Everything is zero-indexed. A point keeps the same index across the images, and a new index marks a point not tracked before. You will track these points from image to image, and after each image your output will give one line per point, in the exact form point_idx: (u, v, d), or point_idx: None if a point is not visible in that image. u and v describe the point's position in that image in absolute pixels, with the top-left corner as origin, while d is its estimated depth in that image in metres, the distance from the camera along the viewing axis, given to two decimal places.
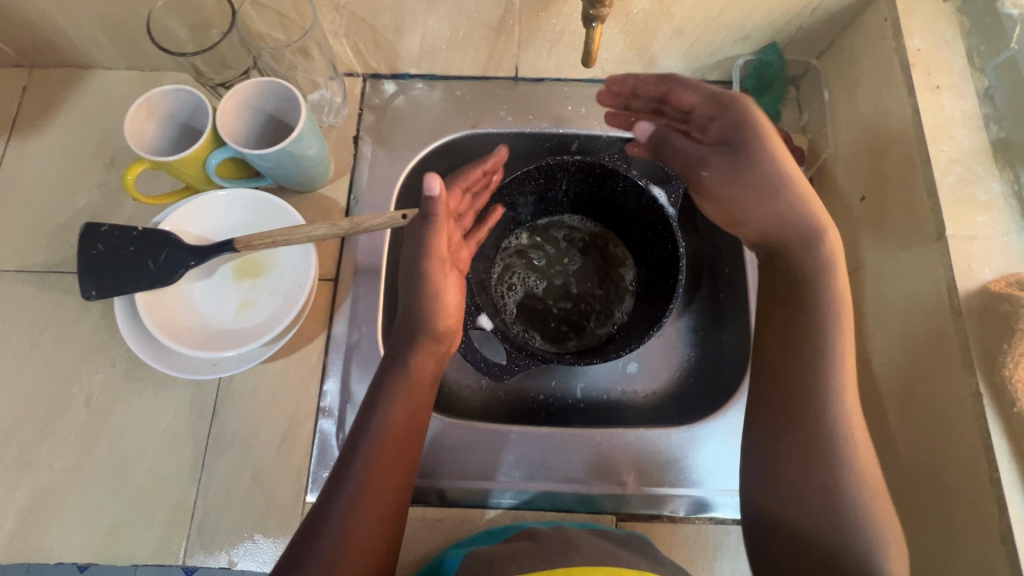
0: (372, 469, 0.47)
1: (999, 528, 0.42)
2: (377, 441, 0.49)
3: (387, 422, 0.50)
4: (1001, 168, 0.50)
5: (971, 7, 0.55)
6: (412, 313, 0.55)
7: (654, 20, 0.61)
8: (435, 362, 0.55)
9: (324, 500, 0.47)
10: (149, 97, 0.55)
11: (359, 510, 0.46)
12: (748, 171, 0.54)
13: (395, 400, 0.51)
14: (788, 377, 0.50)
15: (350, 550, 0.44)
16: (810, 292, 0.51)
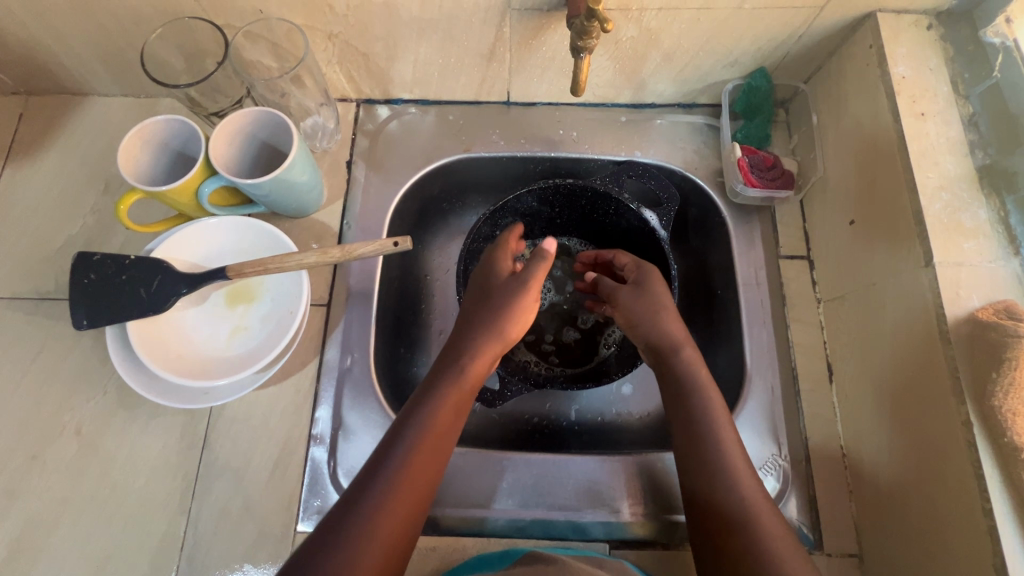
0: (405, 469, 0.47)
1: (992, 559, 0.41)
2: (418, 435, 0.49)
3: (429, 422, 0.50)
4: (987, 195, 0.50)
5: (954, 34, 0.56)
6: (486, 314, 0.58)
7: (643, 47, 0.62)
8: (486, 362, 0.56)
9: (354, 489, 0.46)
10: (142, 126, 0.55)
11: (388, 504, 0.46)
12: (649, 299, 0.59)
13: (444, 399, 0.52)
14: (694, 420, 0.53)
15: (367, 548, 0.43)
16: (687, 375, 0.56)
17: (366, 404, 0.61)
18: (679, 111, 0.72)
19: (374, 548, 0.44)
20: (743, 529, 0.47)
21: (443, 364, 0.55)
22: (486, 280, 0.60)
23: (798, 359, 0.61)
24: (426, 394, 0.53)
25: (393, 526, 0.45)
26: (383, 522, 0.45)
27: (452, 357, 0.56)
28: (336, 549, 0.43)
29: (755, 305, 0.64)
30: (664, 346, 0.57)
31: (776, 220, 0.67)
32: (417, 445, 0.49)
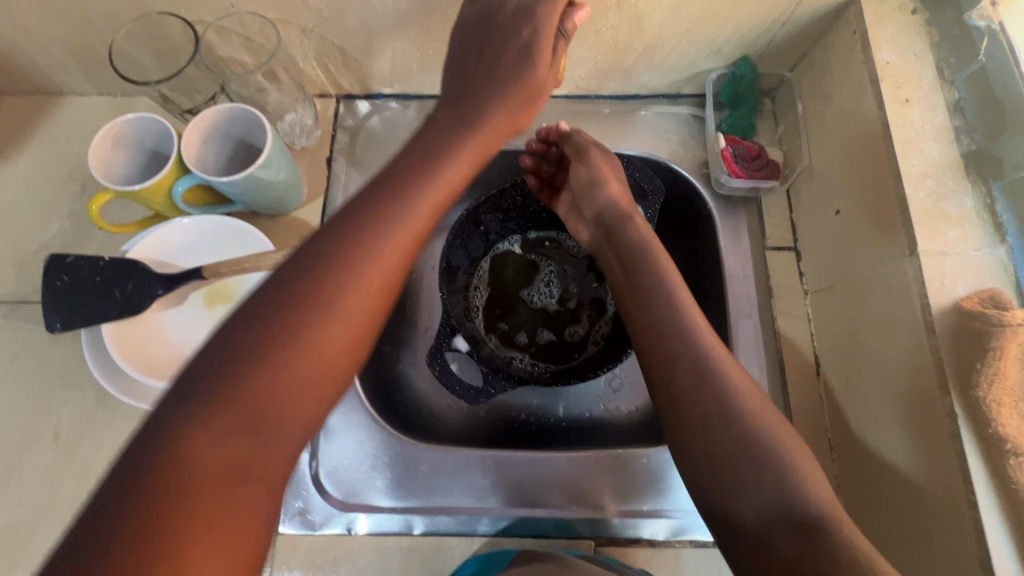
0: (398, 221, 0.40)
1: (976, 553, 0.41)
2: (410, 195, 0.41)
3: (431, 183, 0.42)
4: (973, 182, 0.49)
5: (939, 19, 0.55)
6: (498, 84, 0.49)
7: (625, 37, 0.61)
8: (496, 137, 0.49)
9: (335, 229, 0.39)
10: (114, 125, 0.54)
11: (376, 253, 0.38)
12: (611, 163, 0.62)
13: (448, 166, 0.44)
14: (647, 291, 0.52)
15: (347, 291, 0.37)
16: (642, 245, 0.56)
17: (348, 405, 0.60)
18: (664, 101, 0.71)
19: (350, 301, 0.36)
20: (732, 426, 0.44)
21: (441, 134, 0.47)
22: (521, 38, 0.49)
23: (785, 351, 0.61)
24: (427, 155, 0.44)
25: (377, 280, 0.38)
26: (366, 272, 0.37)
27: (460, 124, 0.47)
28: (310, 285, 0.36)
29: (741, 297, 0.63)
30: (611, 219, 0.60)
31: (763, 211, 0.66)
32: (415, 200, 0.41)
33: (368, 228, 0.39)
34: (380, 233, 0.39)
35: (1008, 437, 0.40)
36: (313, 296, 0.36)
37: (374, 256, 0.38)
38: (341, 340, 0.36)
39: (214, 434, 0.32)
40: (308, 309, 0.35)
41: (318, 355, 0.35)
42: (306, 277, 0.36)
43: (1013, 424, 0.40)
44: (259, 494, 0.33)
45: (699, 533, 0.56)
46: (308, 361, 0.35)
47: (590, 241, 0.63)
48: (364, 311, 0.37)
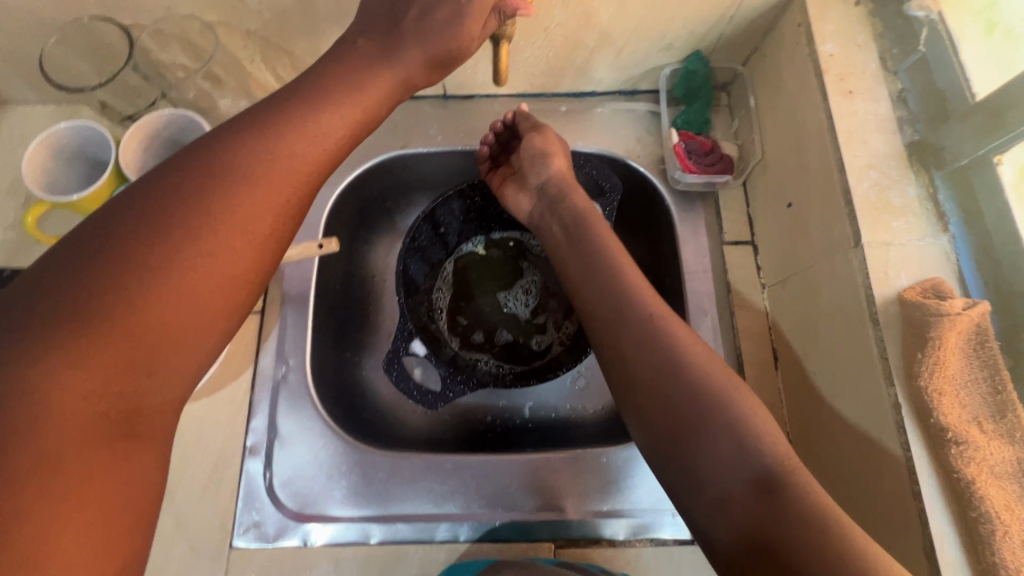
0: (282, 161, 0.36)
1: (922, 544, 0.41)
2: (285, 132, 0.37)
3: (324, 120, 0.39)
4: (916, 172, 0.49)
5: (883, 10, 0.55)
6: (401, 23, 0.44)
7: (573, 35, 0.60)
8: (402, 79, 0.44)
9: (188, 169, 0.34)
10: (48, 134, 0.53)
11: (256, 198, 0.35)
12: (561, 144, 0.63)
13: (336, 102, 0.40)
14: (593, 269, 0.53)
15: (211, 244, 0.33)
16: (584, 215, 0.57)
17: (303, 414, 0.59)
18: (621, 97, 0.71)
19: (214, 253, 0.33)
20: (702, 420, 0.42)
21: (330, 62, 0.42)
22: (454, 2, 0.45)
23: (744, 345, 0.61)
24: (319, 87, 0.40)
25: (250, 234, 0.35)
26: (238, 224, 0.34)
27: (367, 58, 0.42)
28: (158, 235, 0.32)
29: (700, 293, 0.63)
30: (558, 189, 0.60)
31: (720, 207, 0.66)
32: (305, 138, 0.37)
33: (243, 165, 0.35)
34: (258, 174, 0.35)
35: (949, 427, 0.40)
36: (169, 248, 0.32)
37: (251, 198, 0.35)
38: (219, 288, 0.33)
39: (67, 396, 0.29)
40: (172, 252, 0.32)
41: (185, 319, 0.32)
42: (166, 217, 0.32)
43: (953, 412, 0.41)
44: (138, 456, 0.31)
45: (670, 531, 0.56)
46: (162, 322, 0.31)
47: (531, 212, 0.63)
48: (246, 263, 0.35)
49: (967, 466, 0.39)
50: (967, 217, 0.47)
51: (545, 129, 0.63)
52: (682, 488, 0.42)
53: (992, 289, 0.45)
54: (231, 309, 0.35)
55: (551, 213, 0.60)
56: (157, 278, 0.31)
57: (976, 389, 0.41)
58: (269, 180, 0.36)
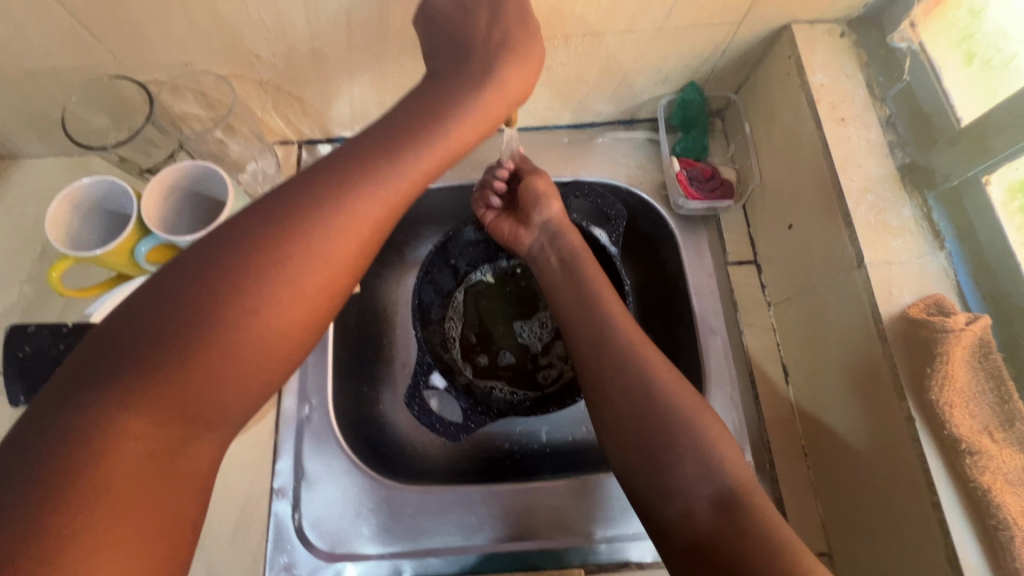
0: (335, 236, 0.40)
1: (945, 553, 0.42)
2: (366, 186, 0.42)
3: (374, 196, 0.42)
4: (910, 193, 0.52)
5: (866, 40, 0.58)
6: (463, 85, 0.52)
7: (575, 72, 0.63)
8: (465, 132, 0.50)
9: (286, 208, 0.39)
10: (70, 190, 0.53)
11: (331, 243, 0.40)
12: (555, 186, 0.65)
13: (412, 161, 0.45)
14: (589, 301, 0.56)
15: (292, 283, 0.38)
16: (576, 254, 0.60)
17: (329, 453, 0.60)
18: (620, 127, 0.73)
19: (292, 290, 0.38)
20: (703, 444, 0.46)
21: (410, 121, 0.47)
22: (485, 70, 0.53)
23: (755, 363, 0.62)
24: (374, 159, 0.43)
25: (321, 275, 0.39)
26: (313, 265, 0.39)
27: (440, 115, 0.48)
28: (250, 269, 0.37)
29: (708, 313, 0.65)
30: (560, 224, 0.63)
31: (721, 228, 0.68)
32: (378, 195, 0.42)
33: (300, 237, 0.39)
34: (322, 240, 0.39)
35: (962, 437, 0.42)
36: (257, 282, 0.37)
37: (305, 269, 0.39)
38: (269, 348, 0.38)
39: (146, 413, 0.34)
40: (242, 303, 0.36)
41: (258, 347, 0.37)
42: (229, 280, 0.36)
43: (965, 423, 0.43)
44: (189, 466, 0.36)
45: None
46: (240, 348, 0.36)
47: (530, 246, 0.64)
48: (313, 303, 0.39)
49: (982, 475, 0.41)
50: (960, 234, 0.50)
51: (540, 172, 0.65)
52: (713, 506, 0.44)
53: (990, 301, 0.48)
54: (277, 365, 0.39)
55: (548, 250, 0.62)
56: (236, 315, 0.36)
57: (984, 400, 0.43)
58: (321, 253, 0.39)
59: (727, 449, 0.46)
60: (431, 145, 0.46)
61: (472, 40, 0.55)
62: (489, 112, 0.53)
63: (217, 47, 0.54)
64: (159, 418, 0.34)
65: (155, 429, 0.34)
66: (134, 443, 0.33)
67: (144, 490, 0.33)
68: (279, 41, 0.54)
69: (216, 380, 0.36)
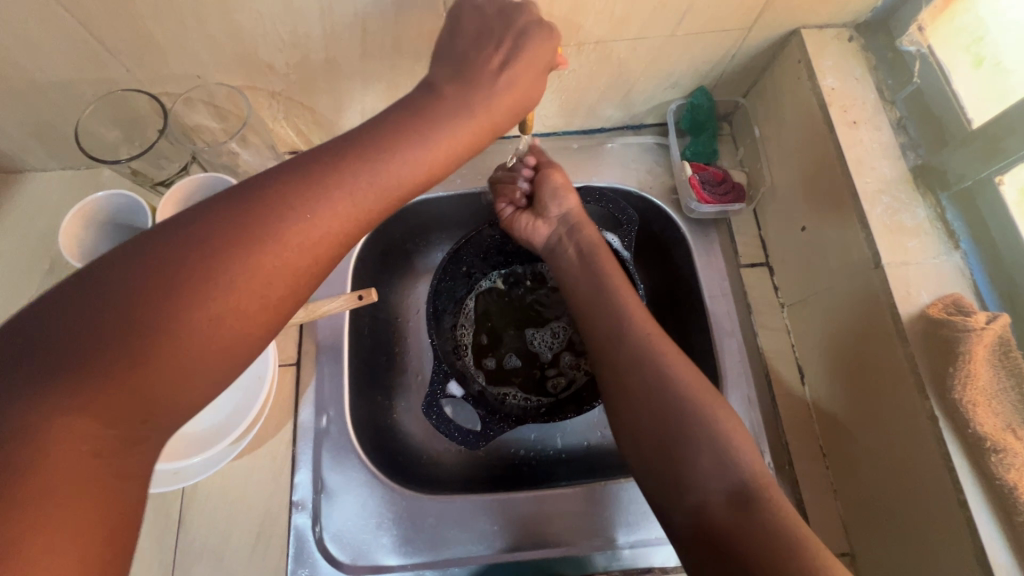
0: (314, 221, 0.36)
1: (972, 551, 0.43)
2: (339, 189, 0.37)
3: (362, 182, 0.38)
4: (924, 194, 0.53)
5: (874, 44, 0.59)
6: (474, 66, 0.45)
7: (586, 79, 0.63)
8: (466, 130, 0.43)
9: (247, 203, 0.34)
10: (84, 205, 0.53)
11: (291, 248, 0.35)
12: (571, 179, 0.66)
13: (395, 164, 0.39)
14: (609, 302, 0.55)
15: (236, 289, 0.33)
16: (594, 251, 0.60)
17: (348, 464, 0.60)
18: (628, 132, 0.74)
19: (236, 297, 0.33)
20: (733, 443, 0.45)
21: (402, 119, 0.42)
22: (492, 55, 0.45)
23: (770, 364, 0.63)
24: (355, 161, 0.38)
25: (272, 282, 0.34)
26: (263, 270, 0.34)
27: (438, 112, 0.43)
28: (188, 268, 0.31)
29: (722, 315, 0.65)
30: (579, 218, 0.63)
31: (733, 231, 0.69)
32: (351, 202, 0.37)
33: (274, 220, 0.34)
34: (281, 245, 0.34)
35: (987, 435, 0.42)
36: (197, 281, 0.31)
37: (270, 262, 0.34)
38: (225, 339, 0.33)
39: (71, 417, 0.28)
40: (176, 304, 0.31)
41: (187, 358, 0.31)
42: (187, 256, 0.31)
43: (989, 421, 0.43)
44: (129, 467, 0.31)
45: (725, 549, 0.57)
46: (161, 359, 0.30)
47: (546, 238, 0.64)
48: (260, 314, 0.34)
49: (1008, 472, 0.41)
50: (975, 233, 0.51)
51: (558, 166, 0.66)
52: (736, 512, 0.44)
53: (1006, 299, 0.49)
54: (233, 359, 0.34)
55: (564, 246, 0.62)
56: (171, 317, 0.30)
57: (1006, 398, 0.44)
58: (291, 246, 0.35)
59: (754, 451, 0.46)
60: (426, 145, 0.41)
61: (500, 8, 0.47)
62: (506, 100, 0.46)
63: (231, 59, 0.54)
64: (99, 411, 0.29)
65: (84, 432, 0.29)
66: (59, 444, 0.28)
67: (82, 491, 0.28)
68: (294, 52, 0.54)
69: (154, 381, 0.30)
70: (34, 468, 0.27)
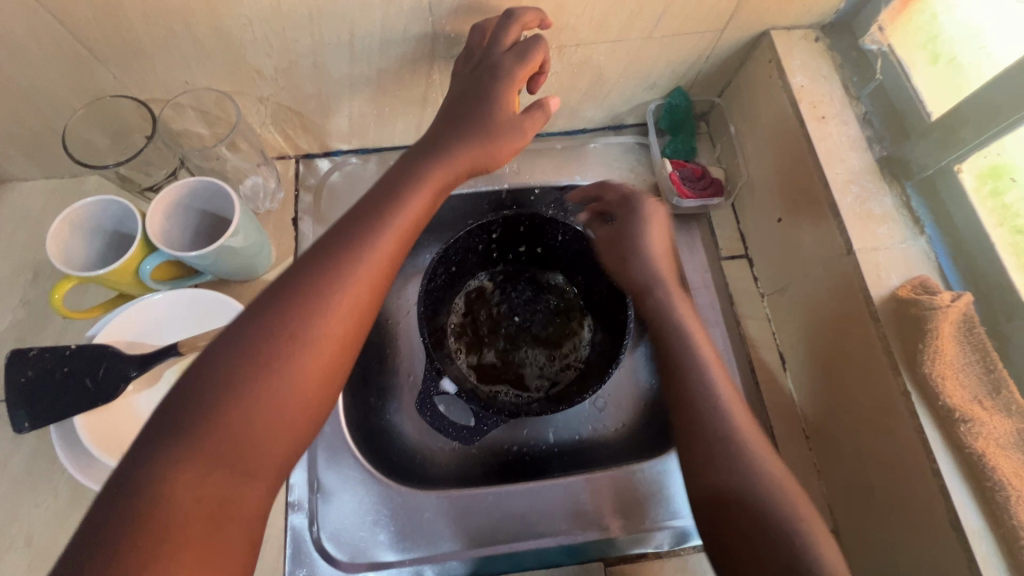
0: (349, 282, 0.40)
1: (948, 519, 0.45)
2: (373, 234, 0.42)
3: (379, 240, 0.42)
4: (890, 183, 0.56)
5: (839, 44, 0.63)
6: (466, 119, 0.52)
7: (568, 80, 0.65)
8: (457, 170, 0.50)
9: (302, 267, 0.40)
10: (71, 210, 0.53)
11: (343, 292, 0.40)
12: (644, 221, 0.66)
13: (407, 203, 0.45)
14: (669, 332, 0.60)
15: (310, 340, 0.38)
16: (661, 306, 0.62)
17: (343, 464, 0.60)
18: (610, 133, 0.76)
19: (312, 348, 0.38)
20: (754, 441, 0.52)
21: (408, 169, 0.48)
22: (492, 106, 0.51)
23: (753, 352, 0.65)
24: (377, 210, 0.44)
25: (337, 329, 0.39)
26: (328, 319, 0.39)
27: (435, 159, 0.49)
28: (270, 331, 0.37)
29: (705, 306, 0.67)
30: (635, 276, 0.64)
31: (713, 225, 0.71)
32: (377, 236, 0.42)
33: (318, 289, 0.39)
34: (336, 290, 0.39)
35: (956, 407, 0.45)
36: (278, 341, 0.37)
37: (333, 311, 0.39)
38: (300, 398, 0.37)
39: (190, 471, 0.34)
40: (265, 364, 0.37)
41: (278, 407, 0.37)
42: (269, 323, 0.38)
43: (957, 393, 0.45)
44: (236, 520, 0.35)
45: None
46: (261, 409, 0.36)
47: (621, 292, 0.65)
48: (332, 355, 0.39)
49: (976, 440, 0.44)
50: (938, 219, 0.54)
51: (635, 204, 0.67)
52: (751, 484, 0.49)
53: (969, 279, 0.52)
54: (312, 412, 0.39)
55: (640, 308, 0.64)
56: (260, 374, 0.36)
57: (972, 371, 0.47)
58: (344, 290, 0.40)
59: None
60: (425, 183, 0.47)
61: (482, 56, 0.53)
62: (494, 146, 0.52)
63: (220, 66, 0.55)
64: (209, 469, 0.34)
65: (205, 478, 0.34)
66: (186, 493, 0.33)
67: (203, 534, 0.33)
68: (282, 56, 0.55)
69: (254, 429, 0.36)
70: (160, 520, 0.32)
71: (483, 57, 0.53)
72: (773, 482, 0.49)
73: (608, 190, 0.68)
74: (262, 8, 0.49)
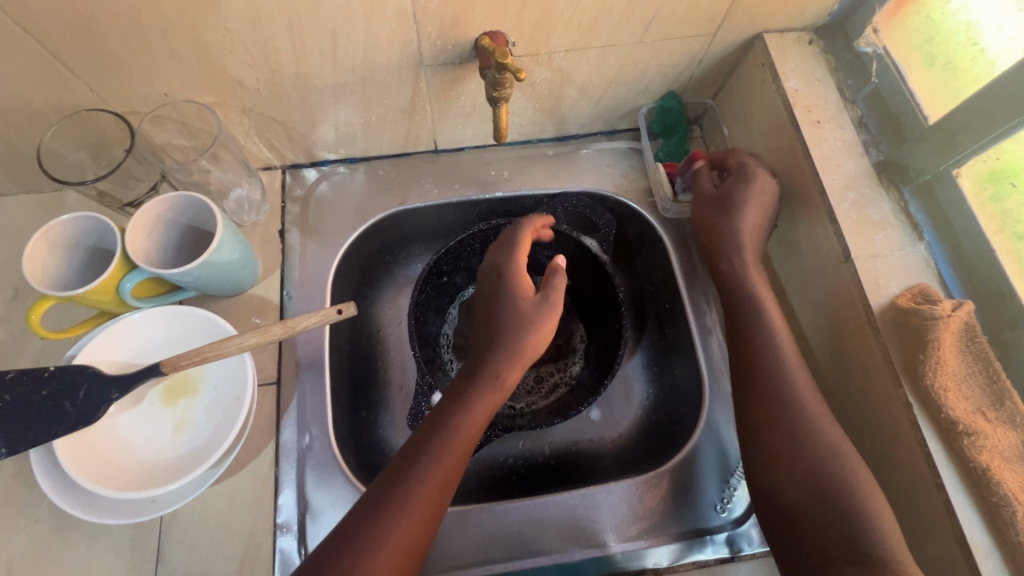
0: (404, 516, 0.44)
1: (952, 533, 0.44)
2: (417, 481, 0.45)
3: (434, 464, 0.46)
4: (887, 188, 0.55)
5: (833, 46, 0.62)
6: (499, 328, 0.53)
7: (558, 86, 0.64)
8: (497, 390, 0.51)
9: (353, 518, 0.44)
10: (47, 228, 0.51)
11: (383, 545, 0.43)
12: (756, 190, 0.58)
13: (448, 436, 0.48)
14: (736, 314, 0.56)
15: None
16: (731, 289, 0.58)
17: (333, 482, 0.58)
18: (602, 138, 0.75)
19: None
20: (807, 442, 0.49)
21: (454, 397, 0.51)
22: (513, 307, 0.54)
23: None
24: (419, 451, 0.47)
25: None
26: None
27: (474, 379, 0.51)
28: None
29: (701, 313, 0.67)
30: (719, 240, 0.59)
31: None
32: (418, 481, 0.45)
33: (380, 524, 0.43)
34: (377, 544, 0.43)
35: (959, 419, 0.44)
36: None
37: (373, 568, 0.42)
38: None
39: None
40: None
41: None
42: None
43: (959, 405, 0.44)
44: None
45: (748, 547, 0.58)
46: None
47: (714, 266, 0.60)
48: None
49: (980, 454, 0.43)
50: (936, 224, 0.53)
51: (751, 171, 0.59)
52: (799, 490, 0.48)
53: (969, 285, 0.51)
54: None
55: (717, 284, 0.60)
56: None
57: (975, 382, 0.46)
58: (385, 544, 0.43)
59: None
60: (465, 409, 0.49)
61: (498, 263, 0.57)
62: (525, 350, 0.52)
63: (198, 77, 0.54)
64: None
65: None
66: None
67: None
68: (263, 67, 0.54)
69: None
70: None
71: (501, 261, 0.57)
72: (791, 492, 0.48)
73: (735, 156, 0.61)
74: (240, 17, 0.47)
